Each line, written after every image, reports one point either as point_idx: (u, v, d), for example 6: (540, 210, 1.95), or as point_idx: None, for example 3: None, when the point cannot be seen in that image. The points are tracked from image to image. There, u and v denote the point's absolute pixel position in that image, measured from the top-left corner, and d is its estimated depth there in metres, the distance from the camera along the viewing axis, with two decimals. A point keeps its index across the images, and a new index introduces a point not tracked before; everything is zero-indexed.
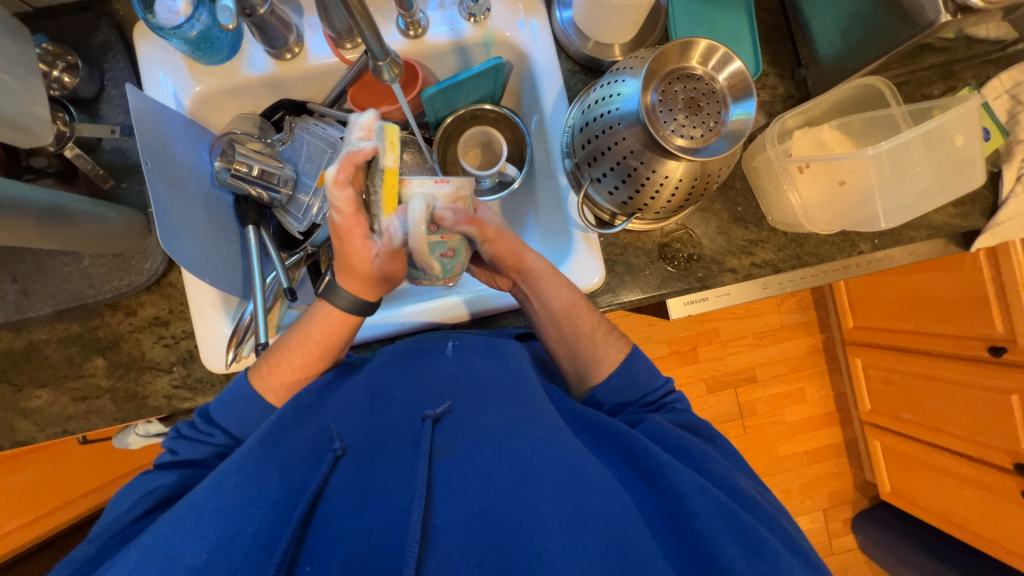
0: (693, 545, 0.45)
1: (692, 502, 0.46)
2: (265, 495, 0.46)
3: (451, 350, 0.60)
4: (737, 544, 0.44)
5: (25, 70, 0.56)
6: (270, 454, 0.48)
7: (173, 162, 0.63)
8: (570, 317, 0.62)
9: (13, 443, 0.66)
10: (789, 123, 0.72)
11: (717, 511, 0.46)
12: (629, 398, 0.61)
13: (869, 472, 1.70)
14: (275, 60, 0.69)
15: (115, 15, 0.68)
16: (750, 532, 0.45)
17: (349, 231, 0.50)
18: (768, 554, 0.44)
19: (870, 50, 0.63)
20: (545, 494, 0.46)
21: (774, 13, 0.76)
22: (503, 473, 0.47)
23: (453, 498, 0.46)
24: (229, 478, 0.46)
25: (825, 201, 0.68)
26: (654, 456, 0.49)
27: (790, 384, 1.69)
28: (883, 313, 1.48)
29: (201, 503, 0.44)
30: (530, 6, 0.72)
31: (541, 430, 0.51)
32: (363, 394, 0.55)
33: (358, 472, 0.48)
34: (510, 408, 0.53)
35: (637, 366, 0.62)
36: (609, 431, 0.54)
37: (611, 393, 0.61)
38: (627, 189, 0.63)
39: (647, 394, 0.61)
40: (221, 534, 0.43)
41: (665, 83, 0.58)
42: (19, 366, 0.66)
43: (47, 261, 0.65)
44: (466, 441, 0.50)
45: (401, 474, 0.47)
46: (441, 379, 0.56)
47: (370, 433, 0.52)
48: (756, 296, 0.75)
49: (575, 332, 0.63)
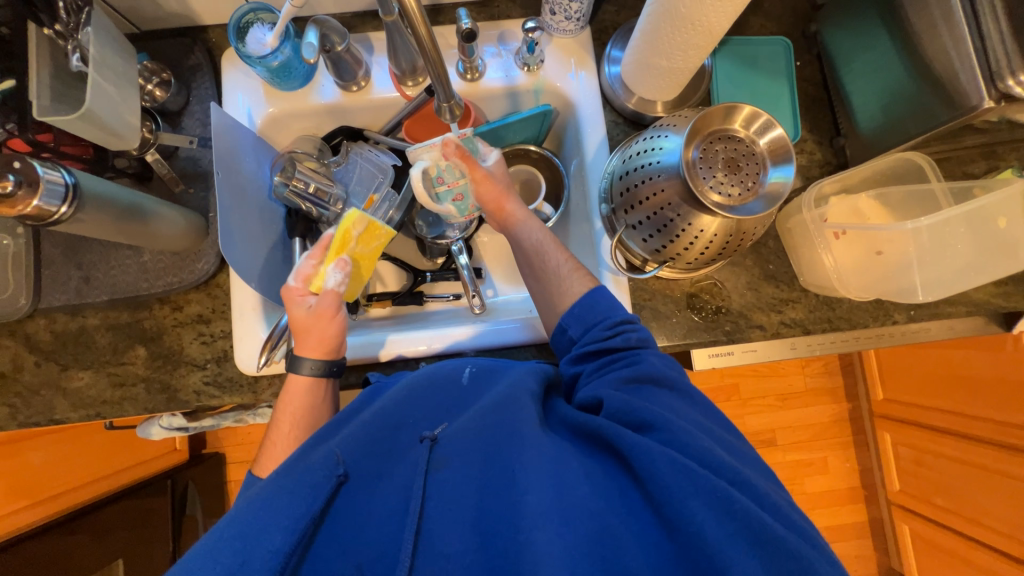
0: (668, 523, 0.43)
1: (662, 474, 0.44)
2: (274, 526, 0.44)
3: (468, 377, 0.60)
4: (709, 507, 0.42)
5: (128, 83, 0.61)
6: (283, 481, 0.46)
7: (240, 174, 0.68)
8: (539, 255, 0.67)
9: (49, 420, 0.69)
10: (828, 189, 0.72)
11: (685, 478, 0.43)
12: (590, 323, 0.60)
13: (895, 559, 1.58)
14: (342, 91, 0.75)
15: (208, 41, 0.76)
16: (722, 493, 0.42)
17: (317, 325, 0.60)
18: (777, 544, 0.41)
19: (912, 126, 0.64)
20: (530, 488, 0.46)
21: (815, 84, 0.79)
22: (487, 476, 0.48)
23: (445, 505, 0.47)
24: (248, 506, 0.45)
25: (860, 268, 0.67)
26: (623, 437, 0.47)
27: (811, 452, 1.63)
28: (915, 387, 1.42)
29: (218, 533, 0.44)
30: (582, 60, 0.77)
31: (516, 423, 0.51)
32: (374, 420, 0.52)
33: (364, 495, 0.49)
34: (496, 417, 0.52)
35: (599, 296, 0.61)
36: (580, 422, 0.52)
37: (575, 320, 0.61)
38: (661, 238, 0.65)
39: (608, 319, 0.59)
40: (233, 560, 0.42)
41: (707, 142, 0.60)
42: (68, 347, 0.70)
43: (111, 252, 0.70)
44: (459, 454, 0.50)
45: (397, 490, 0.49)
46: (441, 402, 0.57)
47: (373, 454, 0.51)
48: (784, 355, 0.74)
49: (544, 268, 0.66)
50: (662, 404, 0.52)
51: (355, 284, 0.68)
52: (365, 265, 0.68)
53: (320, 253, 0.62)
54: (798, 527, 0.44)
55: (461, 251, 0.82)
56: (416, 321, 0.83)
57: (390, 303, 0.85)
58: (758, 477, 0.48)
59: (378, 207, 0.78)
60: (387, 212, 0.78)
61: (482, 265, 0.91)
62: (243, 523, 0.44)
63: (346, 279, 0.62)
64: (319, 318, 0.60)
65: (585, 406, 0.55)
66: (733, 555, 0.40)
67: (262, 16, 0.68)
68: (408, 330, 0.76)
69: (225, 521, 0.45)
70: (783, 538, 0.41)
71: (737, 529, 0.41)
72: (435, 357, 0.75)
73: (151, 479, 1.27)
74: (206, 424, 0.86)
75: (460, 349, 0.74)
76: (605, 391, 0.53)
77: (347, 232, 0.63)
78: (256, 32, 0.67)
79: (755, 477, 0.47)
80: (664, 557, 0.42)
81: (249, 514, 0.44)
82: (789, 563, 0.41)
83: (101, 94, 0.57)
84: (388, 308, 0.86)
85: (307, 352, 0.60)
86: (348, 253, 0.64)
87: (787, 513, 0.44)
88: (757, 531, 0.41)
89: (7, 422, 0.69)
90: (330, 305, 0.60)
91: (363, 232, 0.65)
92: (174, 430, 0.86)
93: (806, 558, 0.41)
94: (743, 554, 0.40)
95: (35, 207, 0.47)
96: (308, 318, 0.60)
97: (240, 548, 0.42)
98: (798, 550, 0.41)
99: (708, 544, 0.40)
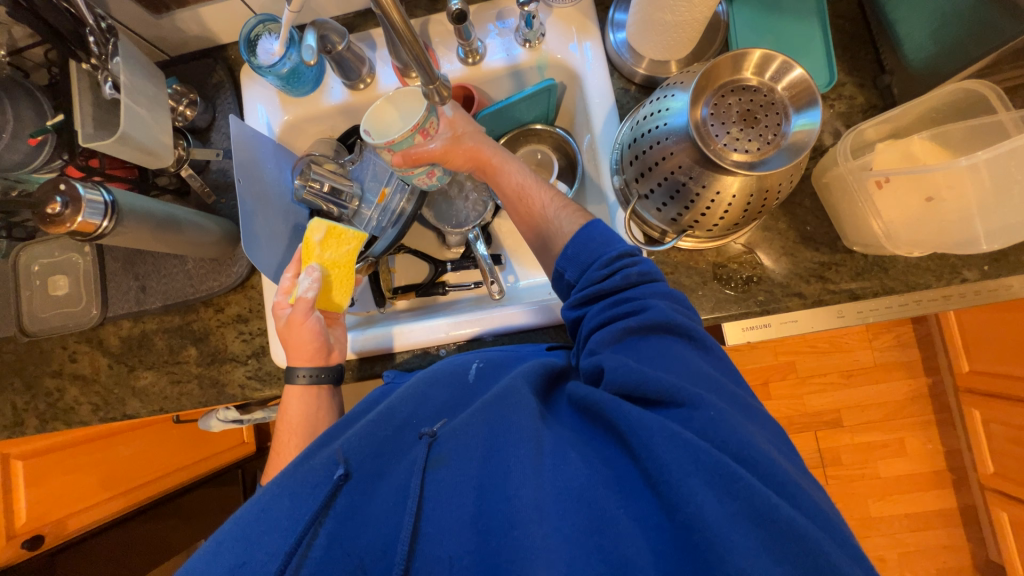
0: (667, 502, 0.41)
1: (658, 451, 0.42)
2: (277, 524, 0.47)
3: (474, 373, 0.61)
4: (708, 484, 0.40)
5: (159, 105, 0.66)
6: (285, 484, 0.50)
7: (262, 180, 0.72)
8: (523, 200, 0.67)
9: (123, 415, 0.78)
10: (870, 134, 0.64)
11: (684, 453, 0.41)
12: (586, 265, 0.57)
13: (994, 551, 1.41)
14: (350, 90, 0.78)
15: (228, 58, 0.81)
16: (722, 469, 0.40)
17: (297, 320, 0.63)
18: (791, 533, 0.38)
19: (972, 50, 0.56)
20: (527, 482, 0.45)
21: (853, 20, 0.71)
22: (486, 471, 0.48)
23: (442, 504, 0.47)
24: (252, 509, 0.49)
25: (915, 220, 0.58)
26: (623, 414, 0.46)
27: (885, 433, 1.48)
28: (1005, 356, 1.25)
29: (228, 534, 0.47)
30: (584, 29, 0.74)
31: (515, 416, 0.51)
32: (378, 419, 0.54)
33: (364, 496, 0.50)
34: (494, 416, 0.51)
35: (593, 233, 0.59)
36: (581, 402, 0.51)
37: (570, 262, 0.59)
38: (676, 206, 0.61)
39: (601, 256, 0.56)
40: (235, 560, 0.45)
41: (718, 96, 0.56)
42: (133, 350, 0.78)
43: (161, 262, 0.77)
44: (458, 452, 0.50)
45: (396, 486, 0.50)
46: (447, 398, 0.58)
47: (375, 454, 0.52)
48: (830, 325, 0.67)
49: (529, 211, 0.66)
50: (665, 361, 0.49)
51: (342, 295, 0.69)
52: (343, 274, 0.68)
53: (295, 268, 0.67)
54: (808, 505, 0.40)
55: (478, 239, 0.82)
56: (439, 310, 0.84)
57: (414, 295, 0.86)
58: (769, 444, 0.45)
59: (390, 201, 0.78)
60: (400, 203, 0.78)
61: (501, 252, 0.92)
62: (245, 526, 0.47)
63: (314, 282, 0.63)
64: (294, 326, 0.63)
65: (589, 377, 0.53)
66: (733, 533, 0.38)
67: (270, 26, 0.72)
68: (431, 318, 0.78)
69: (230, 523, 0.48)
70: (789, 517, 0.38)
71: (738, 507, 0.39)
72: (456, 345, 0.76)
73: (224, 469, 1.41)
74: (257, 416, 0.91)
75: (479, 335, 0.75)
76: (607, 354, 0.51)
77: (308, 241, 0.66)
78: (265, 43, 0.70)
79: (761, 440, 0.44)
80: (664, 540, 0.41)
81: (251, 518, 0.48)
82: (795, 545, 0.37)
83: (135, 118, 0.62)
84: (411, 300, 0.88)
85: (298, 361, 0.64)
86: (316, 261, 0.66)
87: (795, 484, 0.41)
88: (758, 507, 0.38)
89: (90, 417, 0.78)
90: (301, 313, 0.63)
91: (327, 237, 0.66)
92: (230, 423, 0.93)
93: (813, 539, 0.38)
94: (744, 532, 0.38)
95: (80, 223, 0.52)
96: (288, 327, 0.64)
97: (238, 552, 0.46)
98: (805, 528, 0.38)
99: (706, 527, 0.38)
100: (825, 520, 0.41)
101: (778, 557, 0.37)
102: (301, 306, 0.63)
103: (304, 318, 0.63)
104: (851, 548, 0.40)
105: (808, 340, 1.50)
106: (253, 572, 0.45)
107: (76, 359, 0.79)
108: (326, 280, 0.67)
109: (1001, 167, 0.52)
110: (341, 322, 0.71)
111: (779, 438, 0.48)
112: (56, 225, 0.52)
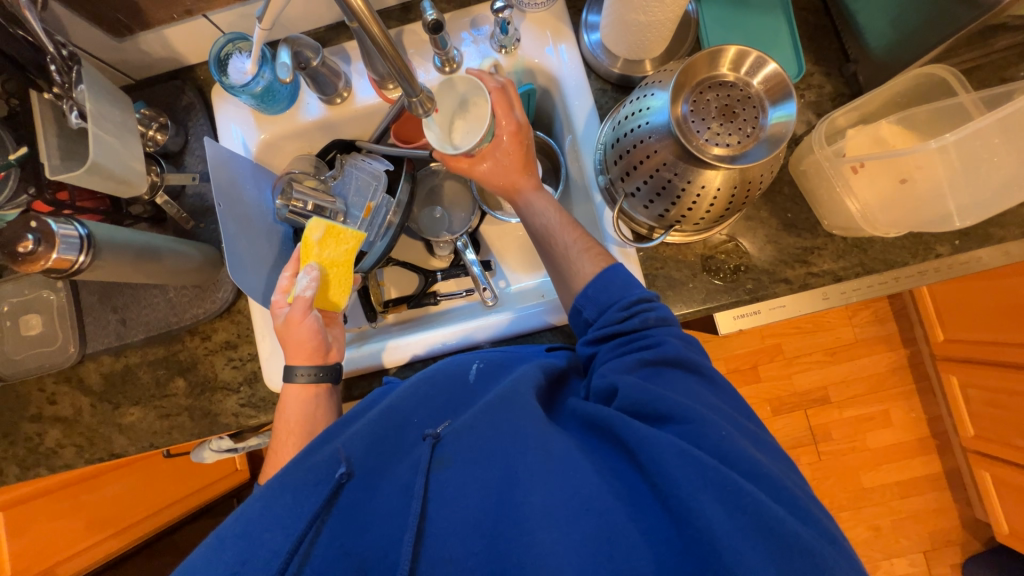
0: (676, 515, 0.41)
1: (669, 468, 0.42)
2: (279, 521, 0.46)
3: (473, 374, 0.61)
4: (718, 500, 0.40)
5: (128, 132, 0.64)
6: (287, 481, 0.48)
7: (242, 203, 0.70)
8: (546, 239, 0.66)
9: (111, 455, 0.75)
10: (840, 121, 0.67)
11: (695, 469, 0.42)
12: (606, 305, 0.58)
13: (980, 510, 1.47)
14: (327, 105, 0.77)
15: (197, 79, 0.79)
16: (731, 483, 0.41)
17: (296, 320, 0.62)
18: (798, 548, 0.39)
19: (929, 36, 0.58)
20: (536, 489, 0.45)
21: (815, 11, 0.73)
22: (494, 478, 0.47)
23: (446, 507, 0.47)
24: (253, 505, 0.48)
25: (890, 202, 0.60)
26: (632, 430, 0.46)
27: (871, 405, 1.54)
28: (974, 322, 1.31)
29: (228, 527, 0.46)
30: (559, 32, 0.74)
31: (523, 423, 0.50)
32: (379, 419, 0.53)
33: (365, 495, 0.49)
34: (500, 422, 0.51)
35: (614, 275, 0.59)
36: (591, 416, 0.51)
37: (590, 301, 0.59)
38: (662, 202, 0.62)
39: (623, 300, 0.57)
40: (237, 559, 0.44)
41: (697, 93, 0.57)
42: (116, 387, 0.75)
43: (140, 294, 0.74)
44: (465, 454, 0.50)
45: (398, 488, 0.50)
46: (449, 399, 0.58)
47: (374, 452, 0.52)
48: (815, 307, 0.70)
49: (552, 251, 0.65)
50: (677, 387, 0.50)
51: (339, 292, 0.68)
52: (343, 273, 0.68)
53: (294, 267, 0.66)
54: (814, 521, 0.42)
55: (467, 247, 0.83)
56: (433, 321, 0.83)
57: (406, 307, 0.85)
58: (774, 466, 0.46)
59: (377, 214, 0.77)
60: (387, 215, 0.78)
61: (491, 257, 0.91)
62: (246, 522, 0.46)
63: (313, 281, 0.62)
64: (292, 324, 0.62)
65: (600, 396, 0.54)
66: (741, 546, 0.38)
67: (240, 44, 0.71)
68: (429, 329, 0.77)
69: (232, 519, 0.47)
70: (794, 532, 0.39)
71: (745, 520, 0.39)
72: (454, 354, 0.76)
73: (219, 499, 1.37)
74: (252, 443, 0.89)
75: (475, 342, 0.75)
76: (622, 376, 0.52)
77: (308, 239, 0.65)
78: (236, 61, 0.69)
79: (771, 466, 0.45)
80: (672, 552, 0.40)
81: (251, 514, 0.46)
82: (799, 559, 0.39)
83: (104, 147, 0.59)
84: (402, 313, 0.87)
85: (297, 360, 0.63)
86: (315, 260, 0.65)
87: (803, 505, 0.43)
88: (766, 523, 0.39)
89: (75, 460, 0.75)
90: (299, 311, 0.62)
91: (325, 236, 0.66)
92: (224, 453, 0.90)
93: (816, 552, 0.39)
94: (750, 546, 0.38)
95: (55, 260, 0.50)
96: (287, 326, 0.63)
97: (241, 549, 0.45)
98: (809, 544, 0.39)
99: (715, 539, 0.38)
100: (827, 536, 0.42)
101: (779, 567, 0.38)
102: (298, 305, 0.62)
103: (304, 317, 0.62)
104: (853, 562, 0.42)
105: (792, 322, 1.54)
106: (255, 571, 0.43)
107: (55, 401, 0.76)
108: (326, 279, 0.66)
109: (963, 146, 0.55)
110: (339, 323, 0.69)
111: (786, 464, 0.49)
112: (29, 263, 0.50)
